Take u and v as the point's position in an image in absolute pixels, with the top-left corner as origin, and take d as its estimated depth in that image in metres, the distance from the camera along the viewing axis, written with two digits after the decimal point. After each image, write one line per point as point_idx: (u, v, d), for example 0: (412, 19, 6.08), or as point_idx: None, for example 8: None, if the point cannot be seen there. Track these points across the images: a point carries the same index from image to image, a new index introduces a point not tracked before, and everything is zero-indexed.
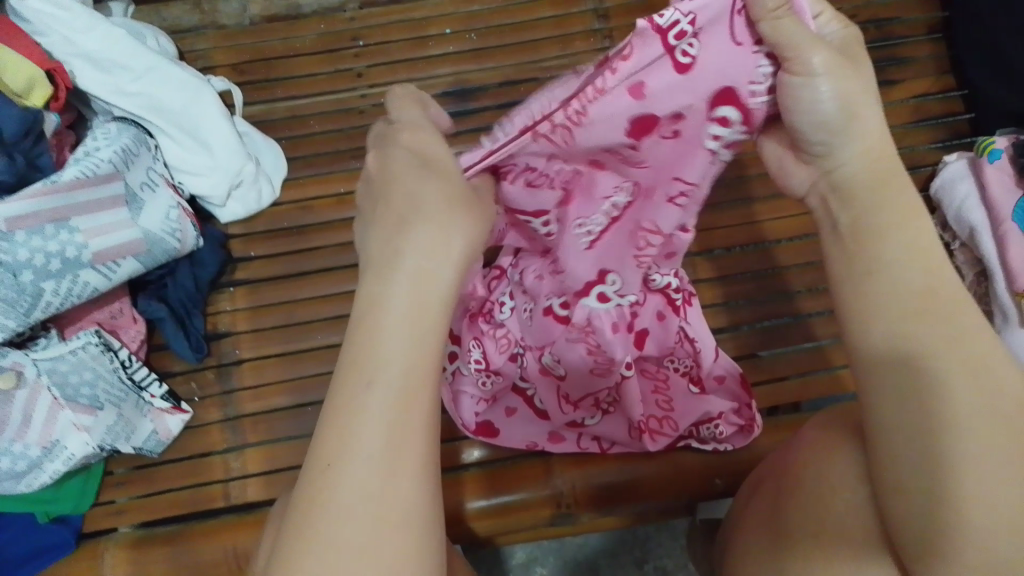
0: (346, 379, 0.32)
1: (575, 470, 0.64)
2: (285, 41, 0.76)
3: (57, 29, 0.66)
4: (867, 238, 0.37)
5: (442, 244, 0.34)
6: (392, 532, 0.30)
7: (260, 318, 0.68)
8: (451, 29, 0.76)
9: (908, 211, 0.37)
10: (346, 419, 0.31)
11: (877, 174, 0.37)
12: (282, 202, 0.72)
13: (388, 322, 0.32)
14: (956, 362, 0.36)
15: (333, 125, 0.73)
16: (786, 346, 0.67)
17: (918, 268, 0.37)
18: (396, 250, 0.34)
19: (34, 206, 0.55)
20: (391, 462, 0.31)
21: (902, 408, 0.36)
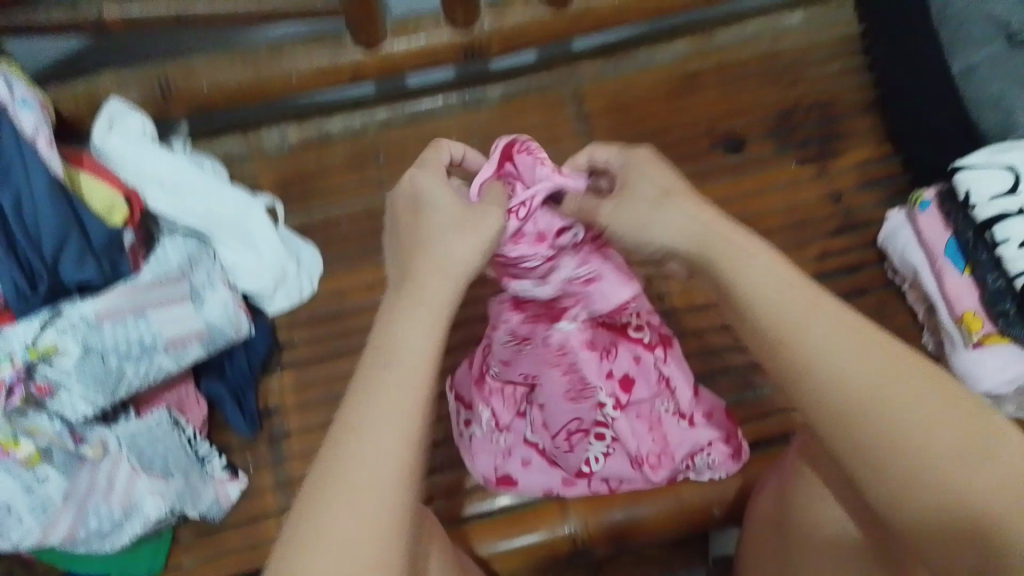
0: (372, 366, 0.42)
1: (588, 511, 0.71)
2: (319, 160, 0.90)
3: (133, 161, 0.79)
4: (726, 264, 0.48)
5: (446, 250, 0.46)
6: (370, 513, 0.37)
7: (305, 394, 0.78)
8: (458, 138, 0.90)
9: (763, 257, 0.47)
10: (364, 425, 0.40)
11: (725, 247, 0.48)
12: (320, 293, 0.83)
13: (412, 321, 0.44)
14: (874, 379, 0.42)
15: (361, 226, 0.86)
16: (766, 387, 0.76)
17: (791, 292, 0.46)
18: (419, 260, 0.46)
19: (117, 302, 0.67)
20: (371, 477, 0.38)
21: (894, 418, 0.41)
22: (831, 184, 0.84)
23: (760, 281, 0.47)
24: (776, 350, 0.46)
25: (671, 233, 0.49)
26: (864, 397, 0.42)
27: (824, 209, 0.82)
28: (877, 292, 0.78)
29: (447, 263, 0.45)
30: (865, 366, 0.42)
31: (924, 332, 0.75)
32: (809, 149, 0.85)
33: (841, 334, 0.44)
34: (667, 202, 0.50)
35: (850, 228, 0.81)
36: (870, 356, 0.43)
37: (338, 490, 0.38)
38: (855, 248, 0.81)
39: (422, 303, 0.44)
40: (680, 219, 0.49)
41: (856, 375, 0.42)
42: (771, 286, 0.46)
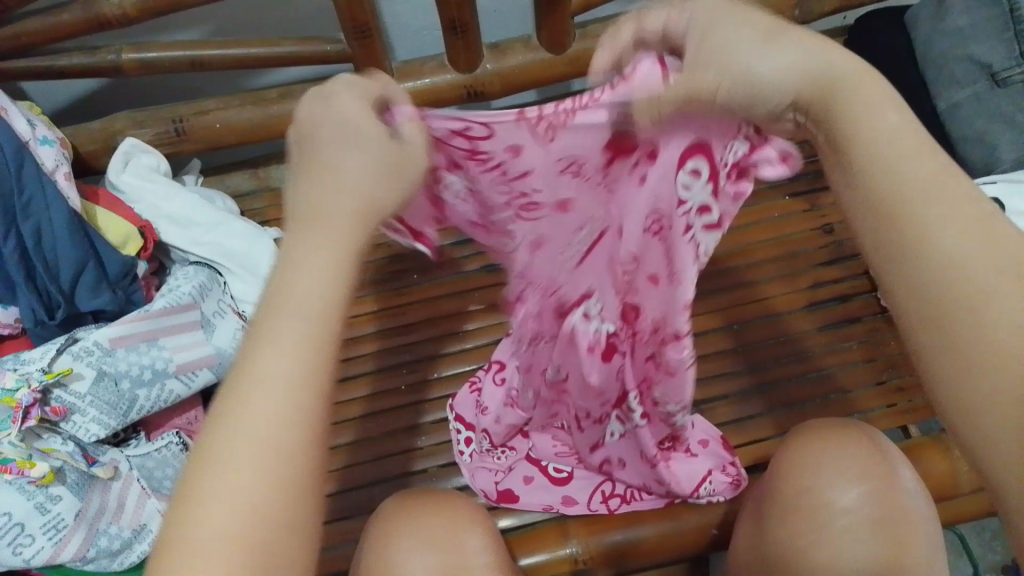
0: (267, 306, 0.33)
1: (588, 532, 0.71)
2: None
3: (149, 197, 0.83)
4: (839, 113, 0.33)
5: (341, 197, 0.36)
6: (271, 477, 0.30)
7: None
8: None
9: (871, 102, 0.33)
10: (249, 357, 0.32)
11: (838, 70, 0.33)
12: None
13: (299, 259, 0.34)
14: (999, 280, 0.30)
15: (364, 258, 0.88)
16: (764, 412, 0.76)
17: (914, 160, 0.32)
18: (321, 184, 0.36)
19: (131, 328, 0.70)
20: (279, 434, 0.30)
21: (1002, 326, 0.29)
22: (821, 217, 0.87)
23: (873, 132, 0.32)
24: (863, 214, 0.33)
25: (780, 66, 0.33)
26: (972, 290, 0.30)
27: (815, 241, 0.85)
28: (870, 320, 0.80)
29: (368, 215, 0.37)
30: (976, 256, 0.30)
31: None
32: (799, 184, 0.89)
33: (964, 222, 0.31)
34: (790, 36, 0.34)
35: (841, 259, 0.84)
36: (977, 225, 0.31)
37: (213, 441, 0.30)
38: (847, 277, 0.83)
39: (329, 237, 0.35)
40: (804, 59, 0.33)
41: (965, 261, 0.30)
42: (902, 138, 0.32)
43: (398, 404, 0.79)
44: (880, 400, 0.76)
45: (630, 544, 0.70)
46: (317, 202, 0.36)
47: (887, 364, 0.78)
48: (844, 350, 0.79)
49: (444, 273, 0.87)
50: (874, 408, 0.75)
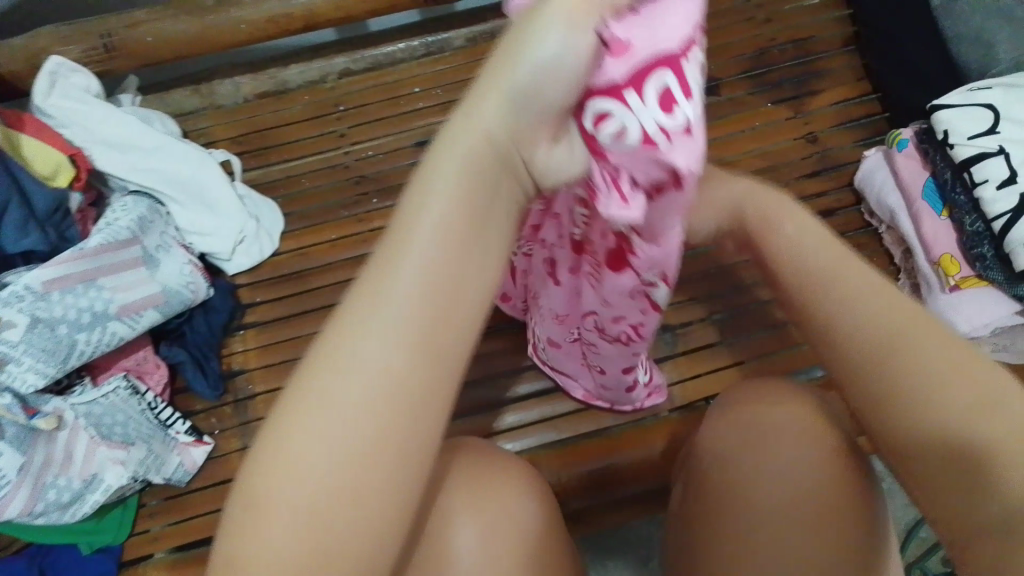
0: (373, 267, 0.26)
1: (559, 459, 0.71)
2: (276, 113, 0.87)
3: (76, 119, 0.75)
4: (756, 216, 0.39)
5: (481, 125, 0.27)
6: (344, 499, 0.23)
7: (270, 355, 0.76)
8: (421, 87, 0.87)
9: (791, 212, 0.38)
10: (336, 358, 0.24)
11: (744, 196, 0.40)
12: (281, 251, 0.80)
13: (405, 241, 0.25)
14: (963, 398, 0.31)
15: (321, 181, 0.83)
16: (744, 334, 0.74)
17: (822, 243, 0.37)
18: (420, 177, 0.27)
19: (65, 269, 0.65)
20: (369, 453, 0.24)
21: (954, 384, 0.31)
22: (806, 126, 0.81)
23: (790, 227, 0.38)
24: (792, 285, 0.37)
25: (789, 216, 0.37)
26: (896, 339, 0.33)
27: (800, 151, 0.80)
28: (855, 237, 0.77)
29: (483, 216, 0.27)
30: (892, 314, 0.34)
31: (902, 275, 0.74)
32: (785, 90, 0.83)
33: (871, 287, 0.35)
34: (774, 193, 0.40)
35: (826, 170, 0.80)
36: (884, 297, 0.34)
37: (299, 421, 0.24)
38: (830, 190, 0.79)
39: (449, 189, 0.26)
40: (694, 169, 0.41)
41: (869, 313, 0.34)
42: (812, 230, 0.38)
43: None
44: None
45: (609, 471, 0.70)
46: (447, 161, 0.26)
47: None
48: None
49: None
50: None
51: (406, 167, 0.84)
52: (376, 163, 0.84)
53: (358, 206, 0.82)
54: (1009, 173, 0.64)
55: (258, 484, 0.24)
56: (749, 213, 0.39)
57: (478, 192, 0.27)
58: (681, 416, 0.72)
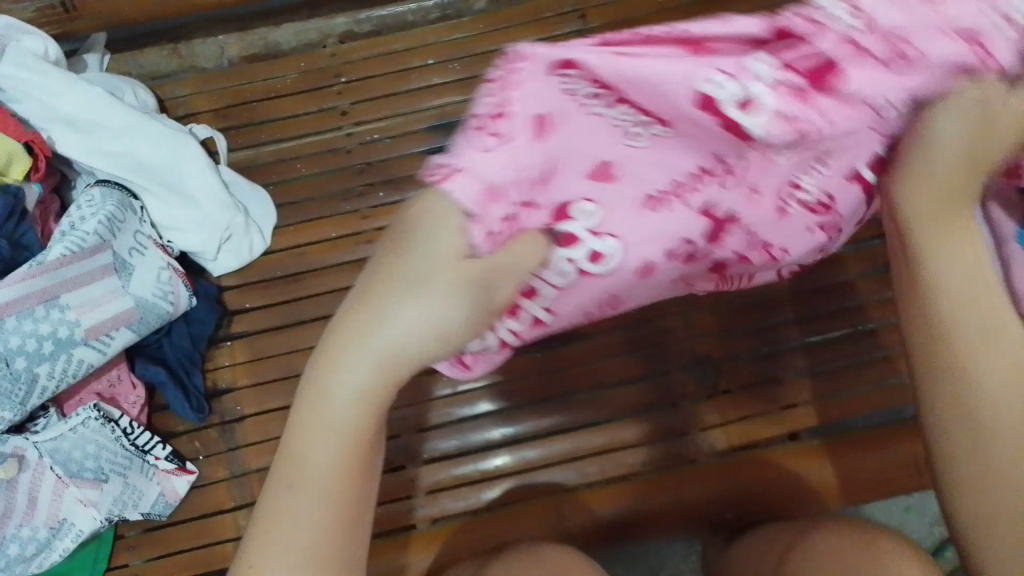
0: (326, 348, 0.30)
1: (582, 504, 0.65)
2: (266, 82, 0.75)
3: (33, 94, 0.64)
4: None
5: (397, 323, 0.29)
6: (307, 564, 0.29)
7: (261, 372, 0.68)
8: (435, 58, 0.76)
9: None
10: (303, 408, 0.30)
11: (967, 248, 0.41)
12: (273, 249, 0.71)
13: (338, 360, 0.29)
14: None
15: (317, 168, 0.73)
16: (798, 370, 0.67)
17: None
18: (357, 317, 0.29)
19: (22, 289, 0.56)
20: (327, 537, 0.29)
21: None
22: None
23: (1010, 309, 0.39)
24: None
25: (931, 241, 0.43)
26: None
27: None
28: None
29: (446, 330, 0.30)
30: None
31: None
32: None
33: None
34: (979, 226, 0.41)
35: None
36: None
37: (285, 502, 0.29)
38: None
39: (370, 311, 0.29)
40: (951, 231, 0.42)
41: None
42: None
43: None
44: None
45: (637, 518, 0.65)
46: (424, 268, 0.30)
47: None
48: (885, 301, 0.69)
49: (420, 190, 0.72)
50: None
51: (416, 154, 0.73)
52: (382, 148, 0.73)
53: (361, 199, 0.72)
54: None
55: (256, 560, 0.29)
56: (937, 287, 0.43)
57: (432, 345, 0.30)
58: (720, 462, 0.66)
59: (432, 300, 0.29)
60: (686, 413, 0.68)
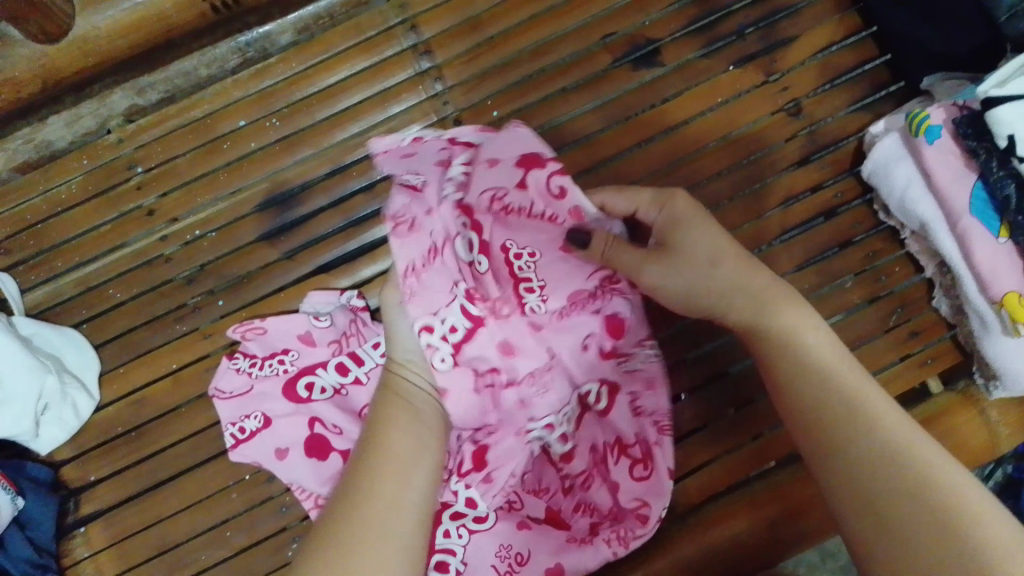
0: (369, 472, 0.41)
1: None
2: (48, 195, 0.60)
3: None
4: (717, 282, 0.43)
5: (411, 390, 0.46)
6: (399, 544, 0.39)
7: (128, 555, 0.57)
8: (246, 118, 0.60)
9: (745, 270, 0.43)
10: (341, 556, 0.38)
11: (699, 244, 0.43)
12: (107, 402, 0.59)
13: (389, 472, 0.41)
14: (886, 416, 0.38)
15: (138, 288, 0.59)
16: (749, 398, 0.59)
17: (735, 272, 0.43)
18: (391, 404, 0.45)
19: None
20: (410, 519, 0.40)
21: (876, 404, 0.38)
22: (783, 91, 0.60)
23: (729, 263, 0.43)
24: (807, 402, 0.39)
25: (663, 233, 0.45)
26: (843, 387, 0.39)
27: (779, 130, 0.59)
28: (864, 242, 0.58)
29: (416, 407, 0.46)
30: (822, 346, 0.40)
31: (935, 292, 0.57)
32: (747, 41, 0.60)
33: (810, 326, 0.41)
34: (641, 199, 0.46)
35: (818, 153, 0.59)
36: (748, 287, 0.42)
37: (355, 538, 0.38)
38: (826, 181, 0.59)
39: (413, 441, 0.43)
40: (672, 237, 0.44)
41: (821, 349, 0.40)
42: (725, 271, 0.43)
43: (250, 504, 0.57)
44: (890, 353, 0.58)
45: None
46: (383, 408, 0.45)
47: (892, 302, 0.58)
48: (837, 294, 0.58)
49: (267, 288, 0.59)
50: (883, 367, 0.58)
51: (249, 244, 0.60)
52: (208, 246, 0.60)
53: (198, 314, 0.59)
54: (1010, 138, 0.48)
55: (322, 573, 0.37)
56: (698, 296, 0.43)
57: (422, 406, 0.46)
58: (683, 527, 0.57)
59: (408, 349, 0.48)
60: None
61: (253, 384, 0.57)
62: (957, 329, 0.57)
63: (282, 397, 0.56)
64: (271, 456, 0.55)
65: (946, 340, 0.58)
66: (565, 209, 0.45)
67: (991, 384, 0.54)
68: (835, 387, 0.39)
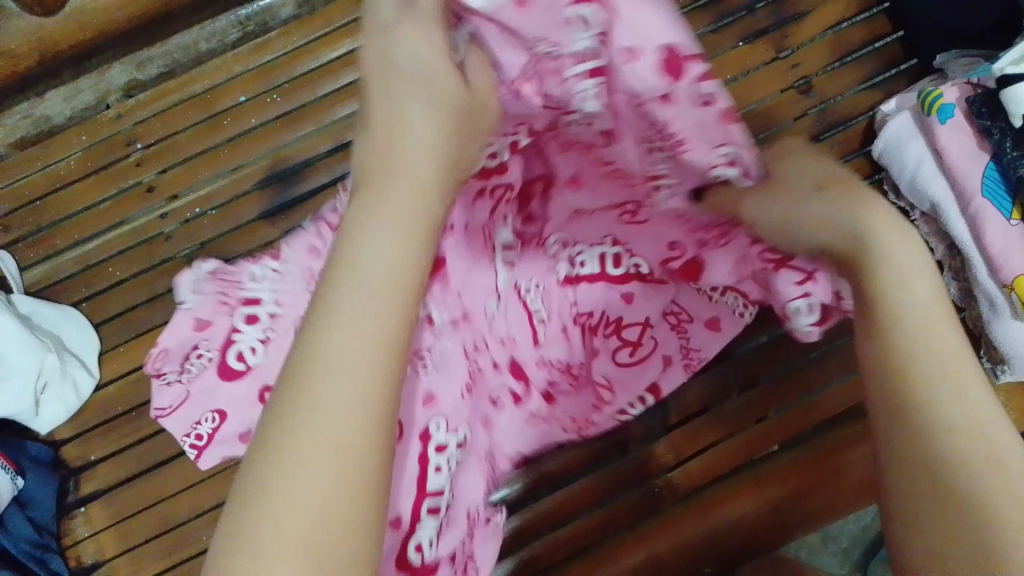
0: (294, 351, 0.29)
1: None
2: (45, 170, 0.60)
3: None
4: (802, 198, 0.41)
5: (410, 128, 0.35)
6: (318, 507, 0.26)
7: (129, 535, 0.57)
8: (247, 93, 0.59)
9: (858, 201, 0.38)
10: (247, 505, 0.26)
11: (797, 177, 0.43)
12: (107, 380, 0.58)
13: (344, 303, 0.29)
14: (949, 386, 0.31)
15: (139, 266, 0.59)
16: (756, 380, 0.59)
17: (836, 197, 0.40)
18: (355, 221, 0.31)
19: None
20: (336, 458, 0.26)
21: (938, 348, 0.32)
22: (794, 68, 0.59)
23: (811, 206, 0.40)
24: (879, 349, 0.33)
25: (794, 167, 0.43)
26: (926, 320, 0.33)
27: (790, 108, 0.58)
28: None
29: (400, 133, 0.35)
30: (931, 285, 0.34)
31: (944, 274, 0.56)
32: (757, 17, 0.59)
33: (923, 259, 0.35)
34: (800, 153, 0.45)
35: (828, 132, 0.58)
36: (831, 210, 0.39)
37: (273, 465, 0.26)
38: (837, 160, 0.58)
39: (393, 226, 0.31)
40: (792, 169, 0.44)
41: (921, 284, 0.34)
42: (811, 203, 0.40)
43: None
44: None
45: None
46: (353, 213, 0.32)
47: None
48: None
49: None
50: None
51: (251, 222, 0.59)
52: (209, 223, 0.59)
53: None
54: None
55: (233, 531, 0.26)
56: (808, 202, 0.41)
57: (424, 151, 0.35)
58: (684, 508, 0.56)
59: (414, 123, 0.35)
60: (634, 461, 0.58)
61: (190, 386, 0.53)
62: (965, 312, 0.55)
63: (222, 381, 0.52)
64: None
65: (955, 324, 0.56)
66: None
67: (999, 368, 0.52)
68: (914, 324, 0.33)
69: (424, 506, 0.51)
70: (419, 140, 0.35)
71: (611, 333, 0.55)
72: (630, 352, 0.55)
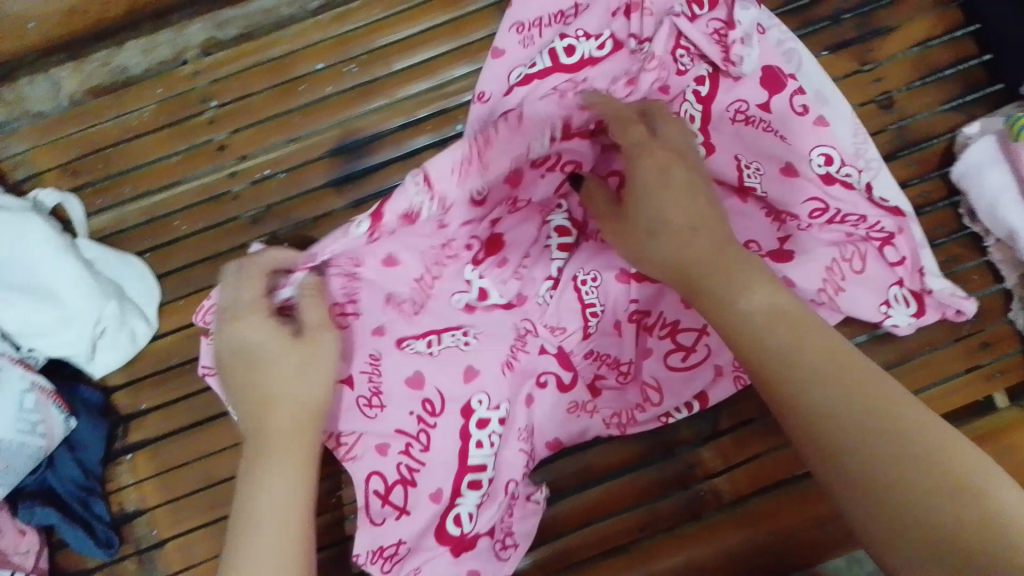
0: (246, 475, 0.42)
1: None
2: (118, 120, 0.60)
3: None
4: (658, 225, 0.43)
5: (254, 339, 0.45)
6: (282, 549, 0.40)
7: (173, 486, 0.57)
8: (324, 61, 0.60)
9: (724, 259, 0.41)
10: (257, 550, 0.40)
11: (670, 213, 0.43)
12: (164, 332, 0.59)
13: (254, 470, 0.42)
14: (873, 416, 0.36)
15: (203, 222, 0.59)
16: None
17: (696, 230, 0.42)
18: (241, 389, 0.44)
19: None
20: (292, 515, 0.41)
21: (847, 386, 0.37)
22: (876, 82, 0.58)
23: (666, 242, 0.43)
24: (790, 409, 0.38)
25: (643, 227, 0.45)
26: (816, 362, 0.38)
27: (868, 123, 0.58)
28: (943, 245, 0.57)
29: (251, 353, 0.45)
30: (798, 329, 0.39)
31: (1013, 304, 0.56)
32: (843, 27, 0.58)
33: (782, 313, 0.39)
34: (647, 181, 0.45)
35: (905, 150, 0.57)
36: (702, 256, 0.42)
37: (249, 540, 0.40)
38: (912, 179, 0.57)
39: (283, 419, 0.44)
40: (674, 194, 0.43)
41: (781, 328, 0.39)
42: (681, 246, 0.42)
43: None
44: (959, 363, 0.56)
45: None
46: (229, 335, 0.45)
47: None
48: None
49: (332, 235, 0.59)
50: (950, 376, 0.56)
51: (318, 189, 0.59)
52: (276, 186, 0.59)
53: None
54: None
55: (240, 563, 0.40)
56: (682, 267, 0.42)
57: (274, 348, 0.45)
58: (730, 515, 0.56)
59: (250, 332, 0.45)
60: (680, 463, 0.58)
61: None
62: None
63: None
64: (374, 306, 0.54)
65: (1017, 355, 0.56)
66: (809, 120, 0.54)
67: None
68: (802, 359, 0.38)
69: (463, 481, 0.53)
70: (263, 337, 0.45)
71: (666, 335, 0.56)
72: (682, 356, 0.56)
